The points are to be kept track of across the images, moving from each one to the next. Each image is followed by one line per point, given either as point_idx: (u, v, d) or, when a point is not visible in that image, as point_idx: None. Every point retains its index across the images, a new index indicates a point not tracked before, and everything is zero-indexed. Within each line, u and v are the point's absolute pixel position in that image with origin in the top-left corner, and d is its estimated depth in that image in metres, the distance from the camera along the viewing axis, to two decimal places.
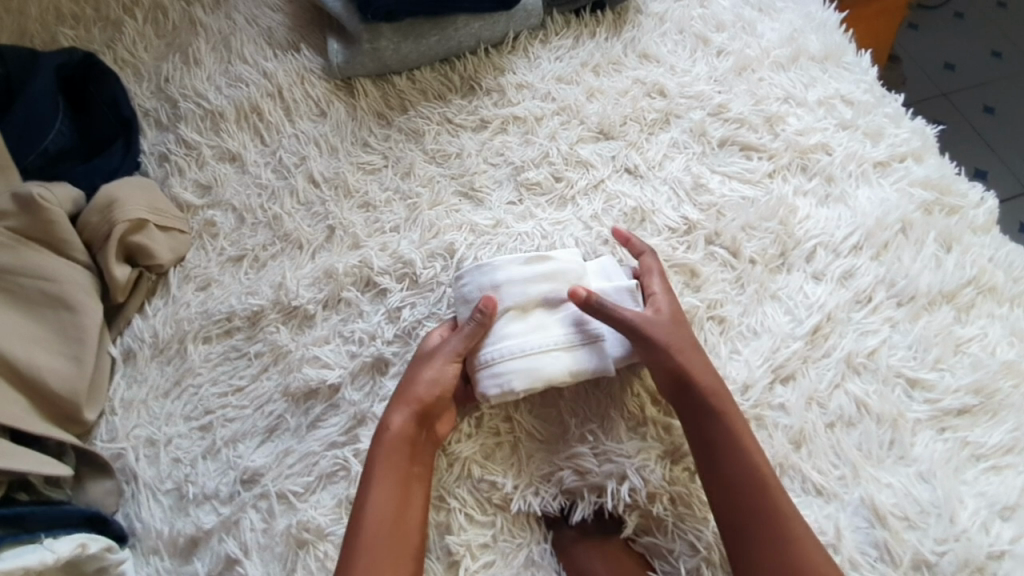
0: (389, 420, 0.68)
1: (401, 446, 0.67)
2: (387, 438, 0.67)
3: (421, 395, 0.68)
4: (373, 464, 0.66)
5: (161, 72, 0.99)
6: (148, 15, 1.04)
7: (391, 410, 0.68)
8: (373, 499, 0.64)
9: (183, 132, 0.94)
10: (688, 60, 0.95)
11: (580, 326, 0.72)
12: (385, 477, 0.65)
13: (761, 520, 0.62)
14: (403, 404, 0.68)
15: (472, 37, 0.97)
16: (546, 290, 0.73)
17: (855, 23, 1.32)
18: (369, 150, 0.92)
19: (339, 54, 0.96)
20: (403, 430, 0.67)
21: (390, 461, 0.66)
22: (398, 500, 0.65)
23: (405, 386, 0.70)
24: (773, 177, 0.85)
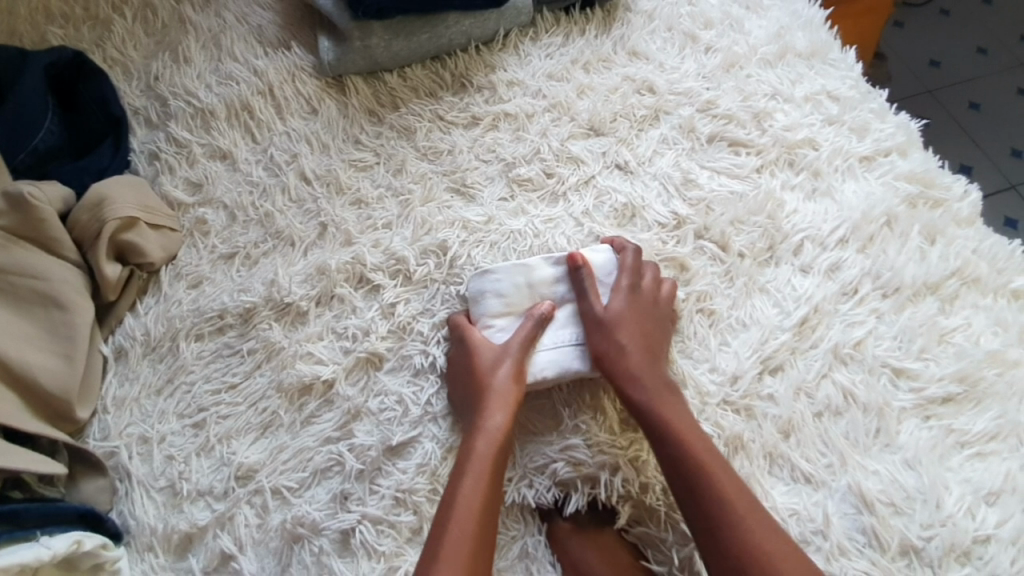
0: (487, 421, 0.68)
1: (497, 446, 0.67)
2: (484, 436, 0.67)
3: (515, 398, 0.70)
4: (465, 465, 0.65)
5: (151, 70, 0.99)
6: (137, 14, 1.04)
7: (488, 412, 0.68)
8: (468, 500, 0.63)
9: (174, 130, 0.94)
10: (677, 57, 0.96)
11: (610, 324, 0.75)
12: (474, 477, 0.65)
13: (712, 519, 0.61)
14: (502, 406, 0.69)
15: (463, 35, 0.97)
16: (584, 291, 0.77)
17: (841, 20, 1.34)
18: (360, 147, 0.92)
19: (329, 51, 0.96)
20: (502, 431, 0.67)
21: (485, 463, 0.65)
22: (488, 502, 0.64)
23: (478, 385, 0.70)
24: (760, 173, 0.86)
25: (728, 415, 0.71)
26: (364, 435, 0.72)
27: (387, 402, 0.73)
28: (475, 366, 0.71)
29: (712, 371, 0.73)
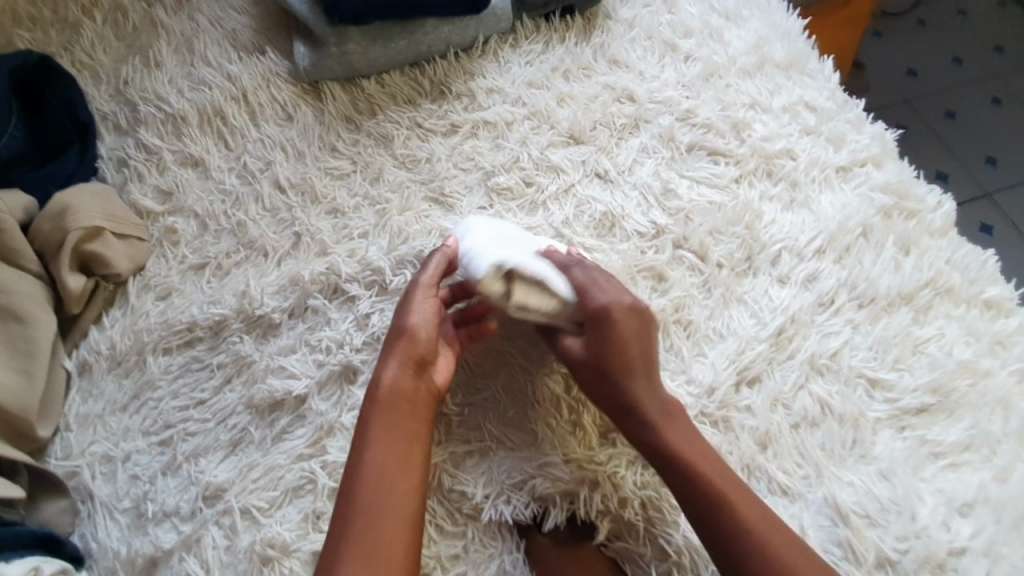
0: (386, 377, 0.67)
1: (394, 400, 0.66)
2: (381, 391, 0.66)
3: (416, 351, 0.68)
4: (364, 425, 0.65)
5: (121, 75, 0.97)
6: (107, 17, 1.02)
7: (387, 369, 0.67)
8: (371, 459, 0.63)
9: (143, 137, 0.92)
10: (657, 66, 0.95)
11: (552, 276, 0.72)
12: (374, 439, 0.64)
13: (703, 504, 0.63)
14: (403, 360, 0.68)
15: (442, 42, 0.95)
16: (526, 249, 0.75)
17: (824, 27, 1.36)
18: (337, 155, 0.90)
19: (305, 56, 0.94)
20: (398, 383, 0.67)
21: (384, 423, 0.65)
22: (394, 458, 0.63)
23: (387, 342, 0.69)
24: (739, 182, 0.86)
25: (705, 427, 0.70)
26: (337, 451, 0.70)
27: None
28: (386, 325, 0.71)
29: (690, 383, 0.73)
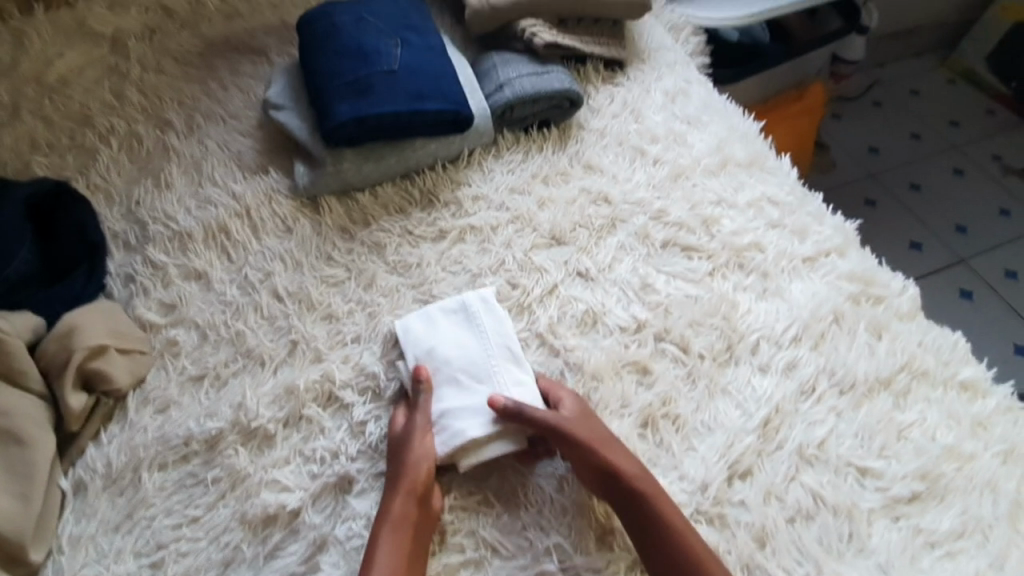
0: (387, 504, 0.70)
1: (402, 526, 0.68)
2: (388, 517, 0.69)
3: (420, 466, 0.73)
4: (372, 552, 0.67)
5: (134, 195, 1.05)
6: (123, 143, 1.12)
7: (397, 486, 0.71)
8: None
9: (150, 253, 0.98)
10: (628, 169, 1.04)
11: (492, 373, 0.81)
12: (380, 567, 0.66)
13: None
14: (402, 485, 0.71)
15: (429, 156, 1.02)
16: (461, 365, 0.82)
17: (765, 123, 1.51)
18: (332, 264, 0.95)
19: (304, 175, 1.01)
20: (406, 513, 0.69)
21: (394, 549, 0.67)
22: (408, 568, 0.66)
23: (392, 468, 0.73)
24: (714, 276, 0.91)
25: (701, 525, 0.70)
26: (330, 568, 0.69)
27: (354, 528, 0.72)
28: (392, 452, 0.75)
29: (682, 480, 0.73)
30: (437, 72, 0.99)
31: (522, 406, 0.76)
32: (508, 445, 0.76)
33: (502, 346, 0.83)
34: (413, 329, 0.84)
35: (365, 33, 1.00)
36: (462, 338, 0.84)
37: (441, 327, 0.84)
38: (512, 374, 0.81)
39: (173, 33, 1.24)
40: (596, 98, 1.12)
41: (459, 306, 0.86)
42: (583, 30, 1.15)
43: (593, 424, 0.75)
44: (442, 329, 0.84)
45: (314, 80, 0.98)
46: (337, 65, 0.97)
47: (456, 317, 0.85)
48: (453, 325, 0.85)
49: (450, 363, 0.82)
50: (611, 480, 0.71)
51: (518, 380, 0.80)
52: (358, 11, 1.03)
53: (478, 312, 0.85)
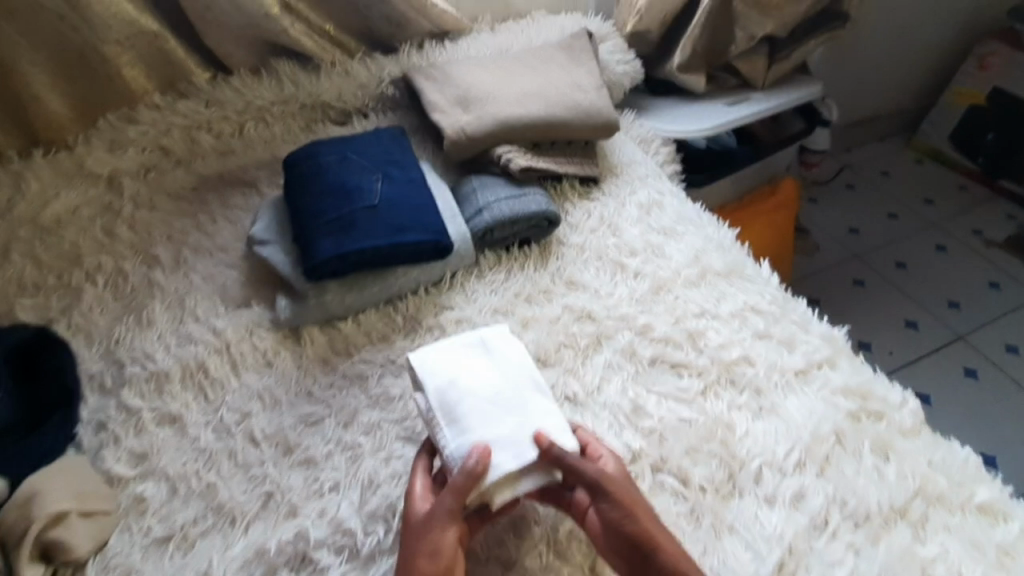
0: None
1: None
2: None
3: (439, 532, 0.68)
4: None
5: (113, 334, 1.04)
6: (108, 279, 1.12)
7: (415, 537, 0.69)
8: None
9: (125, 397, 0.95)
10: (610, 283, 1.05)
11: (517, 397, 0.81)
12: None
13: None
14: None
15: (412, 281, 1.03)
16: (481, 369, 0.82)
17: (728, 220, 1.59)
18: (312, 400, 0.92)
19: (287, 307, 1.00)
20: None
21: None
22: None
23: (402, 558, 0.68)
24: (706, 394, 0.89)
25: None
26: None
27: None
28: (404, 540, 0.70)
29: None
30: (418, 204, 1.03)
31: (566, 453, 0.74)
32: (535, 482, 0.75)
33: (518, 358, 0.85)
34: (430, 362, 0.82)
35: (349, 171, 1.04)
36: (477, 340, 0.86)
37: (461, 361, 0.83)
38: (530, 387, 0.82)
39: (168, 171, 1.28)
40: (573, 214, 1.15)
41: (478, 341, 0.86)
42: (555, 151, 1.21)
43: (634, 494, 0.72)
44: (458, 349, 0.84)
45: (298, 219, 1.01)
46: (321, 203, 1.00)
47: (476, 351, 0.84)
48: (473, 361, 0.83)
49: (475, 395, 0.79)
50: (644, 552, 0.68)
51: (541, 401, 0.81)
52: (342, 151, 1.08)
53: (500, 345, 0.86)
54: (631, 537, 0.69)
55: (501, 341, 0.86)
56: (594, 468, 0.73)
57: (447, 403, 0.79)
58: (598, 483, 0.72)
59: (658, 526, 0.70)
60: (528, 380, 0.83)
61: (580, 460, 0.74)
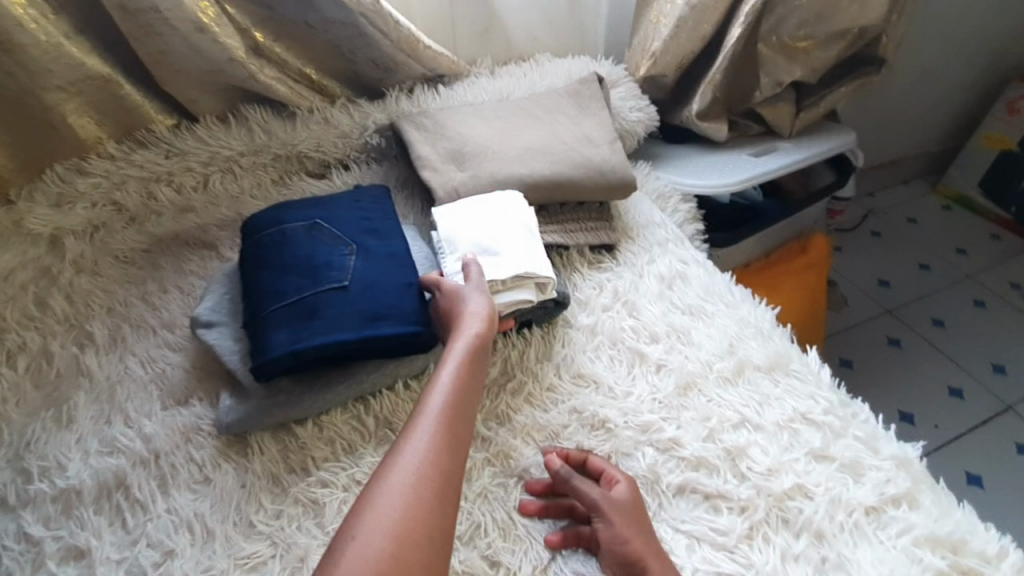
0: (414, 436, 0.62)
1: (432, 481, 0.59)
2: (417, 452, 0.60)
3: (446, 494, 0.59)
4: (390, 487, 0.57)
5: (26, 434, 0.85)
6: (31, 362, 0.95)
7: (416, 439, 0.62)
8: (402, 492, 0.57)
9: (23, 522, 0.76)
10: (626, 378, 0.87)
11: (516, 246, 0.89)
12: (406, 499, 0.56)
13: None
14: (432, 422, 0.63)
15: (389, 376, 0.85)
16: (481, 212, 0.93)
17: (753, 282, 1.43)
18: (254, 535, 0.74)
19: (230, 410, 0.82)
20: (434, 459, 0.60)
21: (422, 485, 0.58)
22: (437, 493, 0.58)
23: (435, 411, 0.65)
24: (752, 538, 0.71)
25: None
26: None
27: None
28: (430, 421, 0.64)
29: None
30: (396, 284, 0.86)
31: (571, 474, 0.73)
32: (523, 295, 0.87)
33: (517, 213, 0.94)
34: (448, 215, 0.94)
35: (319, 242, 0.88)
36: (489, 198, 0.96)
37: (465, 222, 0.92)
38: (526, 233, 0.92)
39: (119, 231, 1.12)
40: (581, 289, 0.98)
41: (475, 195, 0.98)
42: (567, 214, 1.06)
43: (643, 524, 0.69)
44: (478, 205, 0.94)
45: (252, 301, 0.84)
46: (279, 283, 0.84)
47: (477, 204, 0.95)
48: (470, 207, 0.94)
49: (470, 232, 0.91)
50: None
51: (535, 239, 0.92)
52: (312, 215, 0.92)
53: (496, 195, 0.96)
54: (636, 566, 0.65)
55: (501, 196, 0.96)
56: (601, 492, 0.71)
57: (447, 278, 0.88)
58: (600, 508, 0.70)
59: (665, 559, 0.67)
60: (525, 224, 0.93)
61: (584, 484, 0.72)
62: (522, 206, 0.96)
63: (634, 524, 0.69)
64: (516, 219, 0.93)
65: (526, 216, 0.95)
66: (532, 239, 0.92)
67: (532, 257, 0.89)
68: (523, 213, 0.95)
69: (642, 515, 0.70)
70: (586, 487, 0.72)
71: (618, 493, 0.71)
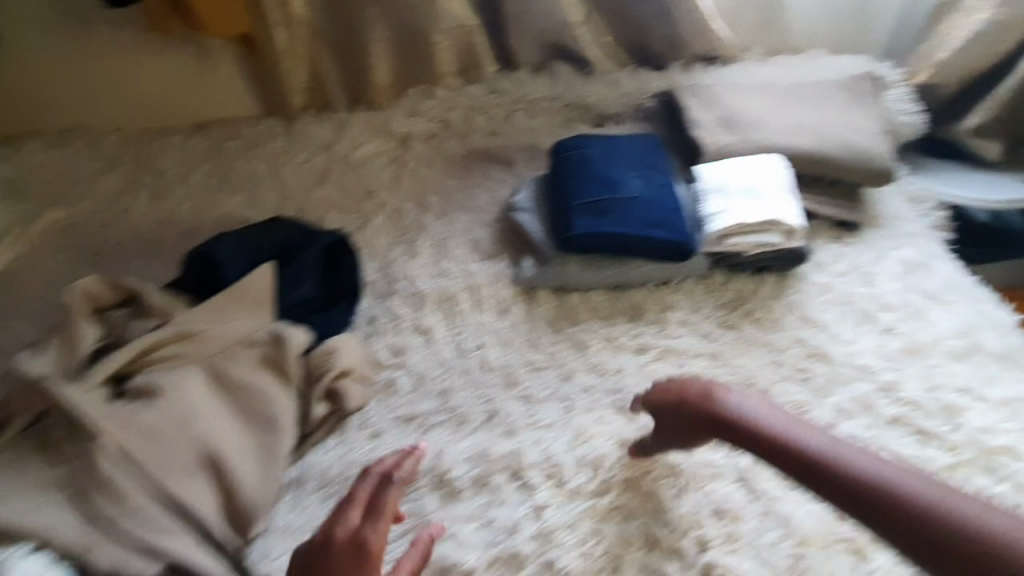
0: None
1: None
2: None
3: None
4: None
5: (390, 256, 1.30)
6: (390, 215, 1.40)
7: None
8: None
9: (393, 303, 1.19)
10: (852, 330, 1.01)
11: (771, 199, 1.09)
12: None
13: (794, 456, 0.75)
14: None
15: (645, 276, 1.10)
16: (742, 167, 1.13)
17: None
18: (538, 349, 1.06)
19: (530, 268, 1.15)
20: None
21: None
22: None
23: None
24: (955, 470, 0.85)
25: None
26: None
27: None
28: None
29: None
30: (668, 208, 1.09)
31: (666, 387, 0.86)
32: (766, 237, 1.07)
33: (776, 171, 1.12)
34: (709, 166, 1.16)
35: (610, 166, 1.16)
36: (751, 158, 1.15)
37: (726, 174, 1.13)
38: (780, 189, 1.11)
39: (445, 139, 1.56)
40: (820, 253, 1.14)
41: (736, 156, 1.18)
42: (818, 189, 1.21)
43: (723, 397, 0.82)
44: (740, 161, 1.14)
45: (560, 196, 1.15)
46: (582, 188, 1.13)
47: (738, 160, 1.15)
48: (732, 162, 1.15)
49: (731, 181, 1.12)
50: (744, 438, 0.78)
51: (787, 196, 1.10)
52: (606, 146, 1.20)
53: (758, 156, 1.15)
54: (788, 432, 0.76)
55: (762, 157, 1.15)
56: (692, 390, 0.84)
57: (701, 216, 1.11)
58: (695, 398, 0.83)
59: (812, 429, 0.77)
60: (782, 181, 1.11)
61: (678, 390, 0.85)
62: (780, 166, 1.13)
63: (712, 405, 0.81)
64: (773, 176, 1.12)
65: (783, 175, 1.12)
66: (783, 196, 1.10)
67: (782, 209, 1.08)
68: (780, 173, 1.13)
69: (745, 401, 0.81)
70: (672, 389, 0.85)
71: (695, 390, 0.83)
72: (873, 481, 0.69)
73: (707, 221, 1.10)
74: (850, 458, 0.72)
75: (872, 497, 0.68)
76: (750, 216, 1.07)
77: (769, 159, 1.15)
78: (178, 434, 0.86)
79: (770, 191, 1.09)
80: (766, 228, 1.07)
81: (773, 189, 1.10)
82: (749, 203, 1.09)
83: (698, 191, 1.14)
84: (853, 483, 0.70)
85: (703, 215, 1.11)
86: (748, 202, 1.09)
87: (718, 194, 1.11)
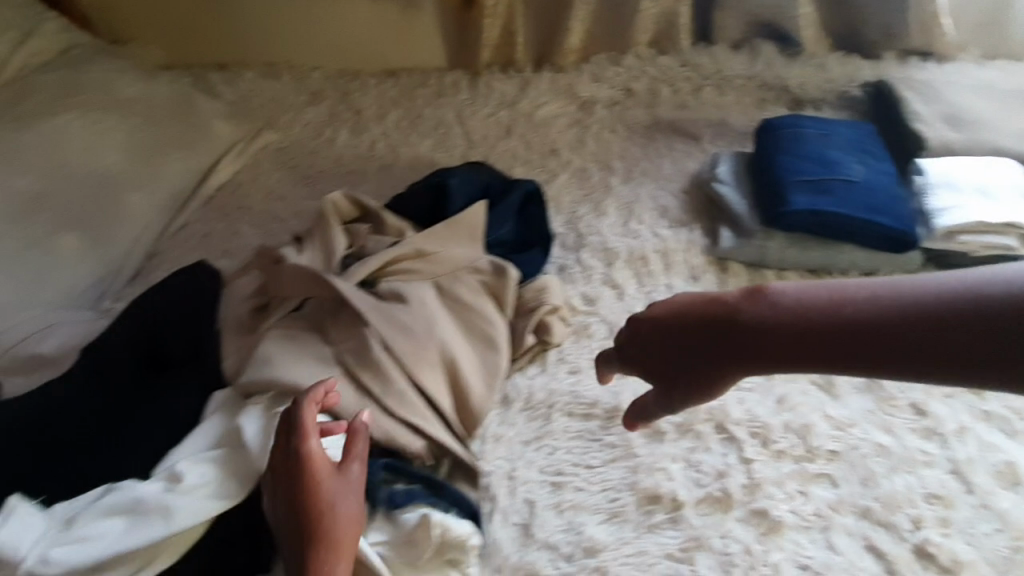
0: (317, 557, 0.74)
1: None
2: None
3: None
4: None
5: (577, 212, 1.35)
6: (574, 174, 1.45)
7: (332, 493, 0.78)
8: None
9: (584, 256, 1.25)
10: None
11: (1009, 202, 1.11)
12: None
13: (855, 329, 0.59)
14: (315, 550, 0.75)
15: (851, 263, 1.14)
16: (976, 169, 1.15)
17: None
18: None
19: (729, 240, 1.18)
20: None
21: None
22: None
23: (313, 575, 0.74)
24: None
25: None
26: (706, 568, 0.81)
27: (730, 546, 0.82)
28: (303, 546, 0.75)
29: None
30: (890, 196, 1.13)
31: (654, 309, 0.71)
32: (1001, 239, 1.09)
33: (1010, 177, 1.15)
34: (935, 165, 1.18)
35: (830, 148, 1.20)
36: (980, 162, 1.17)
37: (957, 174, 1.15)
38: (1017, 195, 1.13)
39: (629, 107, 1.57)
40: None
41: (964, 157, 1.19)
42: None
43: (720, 302, 0.66)
44: (969, 164, 1.16)
45: (774, 171, 1.18)
46: (801, 167, 1.17)
47: (970, 162, 1.17)
48: (963, 163, 1.16)
49: (966, 181, 1.14)
50: (774, 340, 0.62)
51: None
52: (824, 130, 1.24)
53: (990, 161, 1.18)
54: (827, 303, 0.61)
55: (995, 162, 1.18)
56: (669, 305, 0.70)
57: (930, 212, 1.13)
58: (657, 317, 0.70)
59: (817, 285, 0.63)
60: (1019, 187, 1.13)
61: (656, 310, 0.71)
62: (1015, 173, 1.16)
63: (707, 310, 0.67)
64: (1009, 181, 1.14)
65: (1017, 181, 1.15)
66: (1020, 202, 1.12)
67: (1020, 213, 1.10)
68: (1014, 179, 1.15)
69: (715, 304, 0.67)
70: (661, 310, 0.70)
71: (656, 310, 0.71)
72: (905, 316, 0.57)
73: (939, 217, 1.11)
74: (868, 287, 0.61)
75: (966, 329, 0.54)
76: (992, 215, 1.09)
77: (1004, 164, 1.17)
78: (428, 335, 0.98)
79: (1007, 196, 1.12)
80: (1004, 229, 1.09)
81: (1010, 193, 1.13)
82: (988, 204, 1.11)
83: (926, 188, 1.15)
84: (897, 312, 0.57)
85: (933, 210, 1.12)
86: (986, 203, 1.11)
87: (951, 192, 1.13)
